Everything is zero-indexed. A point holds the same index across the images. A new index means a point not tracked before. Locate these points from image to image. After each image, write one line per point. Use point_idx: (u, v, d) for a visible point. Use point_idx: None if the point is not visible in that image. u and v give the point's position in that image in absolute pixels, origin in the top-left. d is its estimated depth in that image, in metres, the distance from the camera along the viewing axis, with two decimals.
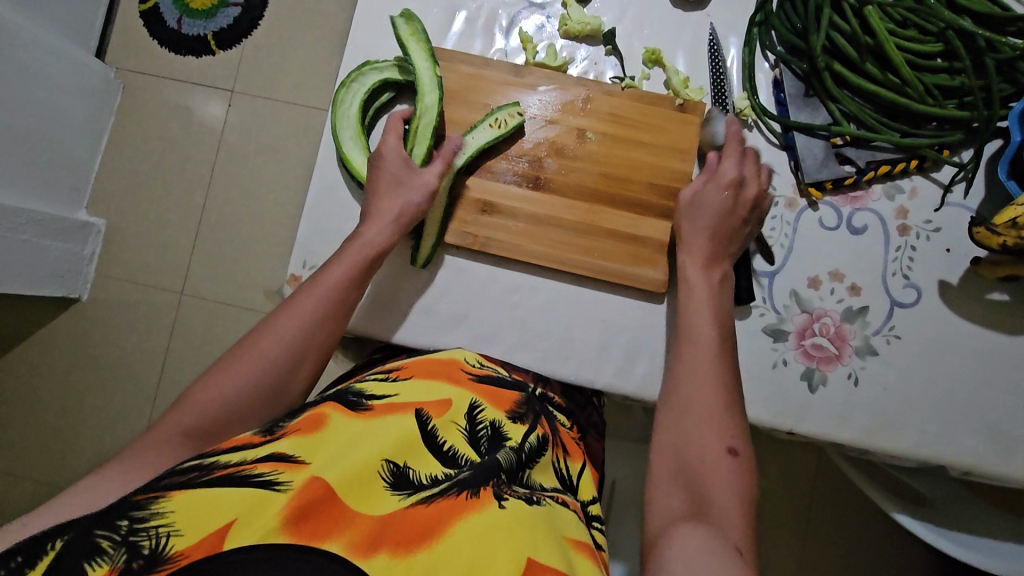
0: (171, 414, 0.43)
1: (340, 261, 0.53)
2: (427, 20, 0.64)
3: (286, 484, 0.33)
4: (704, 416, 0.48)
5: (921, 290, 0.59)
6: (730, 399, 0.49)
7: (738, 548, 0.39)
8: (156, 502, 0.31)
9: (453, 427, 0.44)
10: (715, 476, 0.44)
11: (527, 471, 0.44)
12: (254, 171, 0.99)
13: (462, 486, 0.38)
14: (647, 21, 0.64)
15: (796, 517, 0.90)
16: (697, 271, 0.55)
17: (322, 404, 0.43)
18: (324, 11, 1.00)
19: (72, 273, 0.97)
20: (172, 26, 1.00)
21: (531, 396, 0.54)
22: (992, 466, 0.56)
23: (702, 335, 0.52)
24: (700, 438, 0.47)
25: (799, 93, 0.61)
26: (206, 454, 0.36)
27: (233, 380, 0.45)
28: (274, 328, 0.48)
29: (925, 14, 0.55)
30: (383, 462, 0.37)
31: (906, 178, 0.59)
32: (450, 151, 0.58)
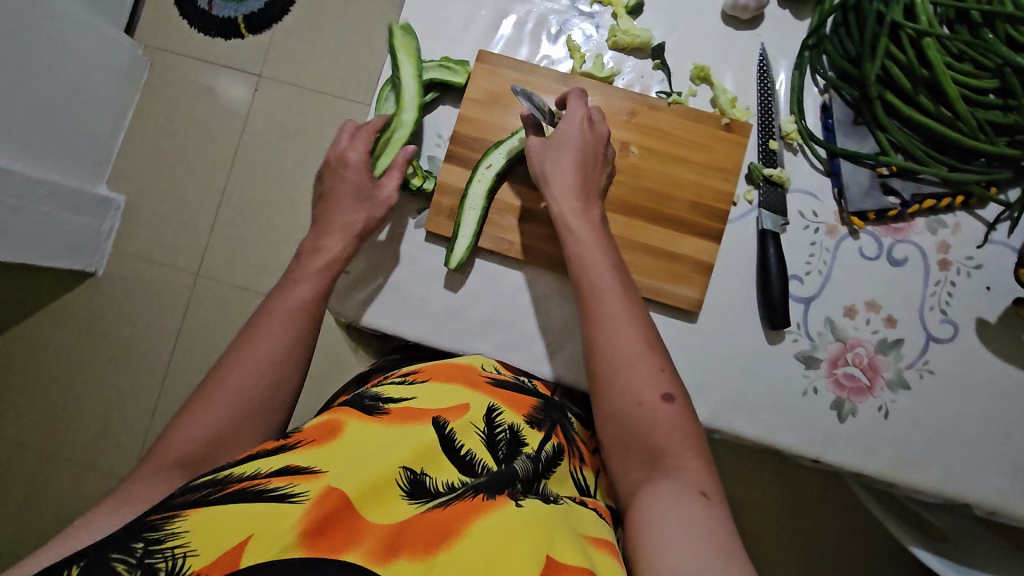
0: (149, 461, 0.43)
1: (307, 280, 0.54)
2: (475, 24, 0.65)
3: (304, 495, 0.35)
4: (638, 369, 0.48)
5: (958, 326, 0.58)
6: (651, 344, 0.50)
7: (705, 492, 0.42)
8: (170, 523, 0.33)
9: (472, 434, 0.45)
10: (663, 423, 0.46)
11: (544, 480, 0.45)
12: (278, 155, 1.03)
13: (479, 489, 0.40)
14: (693, 37, 0.64)
15: (797, 540, 0.90)
16: (580, 219, 0.55)
17: (340, 411, 0.44)
18: (356, 2, 1.03)
19: (90, 247, 1.01)
20: (204, 7, 1.04)
21: (550, 404, 0.55)
22: (1016, 508, 0.55)
23: (603, 291, 0.52)
24: (634, 393, 0.47)
25: (847, 120, 0.60)
26: (219, 469, 0.38)
27: (211, 409, 0.45)
28: (246, 354, 0.48)
29: (983, 49, 0.55)
30: (400, 471, 0.39)
31: (950, 213, 0.59)
32: (399, 159, 0.59)
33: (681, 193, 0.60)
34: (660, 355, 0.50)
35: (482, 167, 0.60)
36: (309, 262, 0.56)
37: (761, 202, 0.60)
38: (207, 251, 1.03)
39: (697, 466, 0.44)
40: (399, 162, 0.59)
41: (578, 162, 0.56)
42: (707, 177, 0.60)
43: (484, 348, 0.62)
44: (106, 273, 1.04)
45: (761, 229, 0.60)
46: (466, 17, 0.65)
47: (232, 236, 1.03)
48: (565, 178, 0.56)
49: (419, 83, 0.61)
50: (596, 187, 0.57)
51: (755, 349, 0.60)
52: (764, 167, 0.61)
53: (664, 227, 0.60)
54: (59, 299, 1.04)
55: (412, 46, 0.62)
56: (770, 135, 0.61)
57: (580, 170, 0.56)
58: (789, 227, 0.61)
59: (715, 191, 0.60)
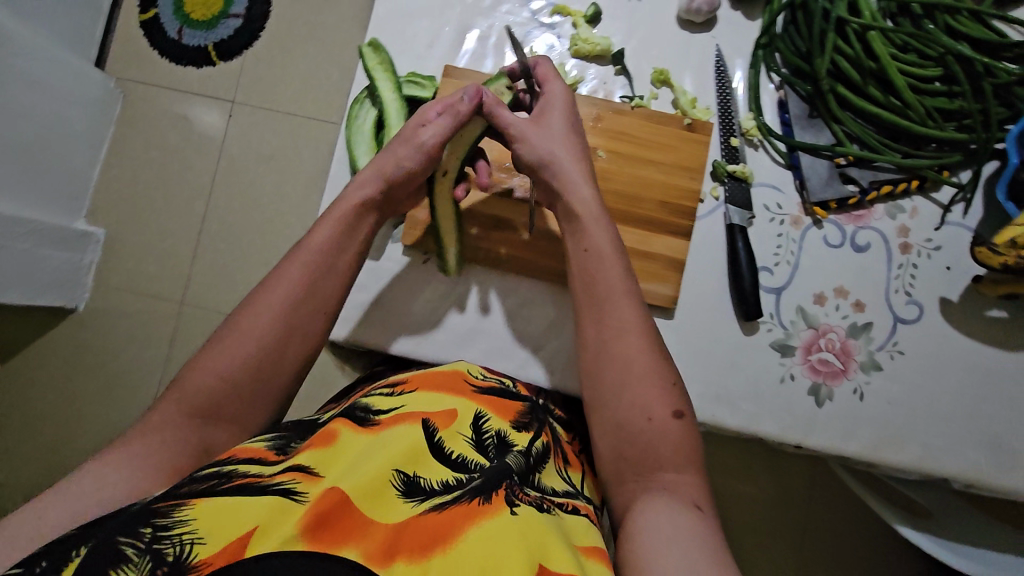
0: (165, 401, 0.45)
1: (319, 233, 0.51)
2: (440, 40, 0.67)
3: (304, 493, 0.35)
4: (649, 382, 0.47)
5: (923, 307, 0.60)
6: (662, 355, 0.49)
7: (700, 506, 0.43)
8: (177, 510, 0.33)
9: (459, 436, 0.45)
10: (670, 440, 0.46)
11: (537, 474, 0.46)
12: (257, 179, 1.03)
13: (473, 493, 0.39)
14: (653, 42, 0.66)
15: (795, 527, 0.91)
16: (592, 214, 0.53)
17: (335, 422, 0.45)
18: (327, 23, 1.04)
19: (70, 282, 1.00)
20: (173, 36, 1.04)
21: (535, 407, 0.55)
22: (994, 479, 0.57)
23: (617, 295, 0.50)
24: (645, 404, 0.47)
25: (804, 114, 0.63)
26: (224, 464, 0.38)
27: (228, 360, 0.45)
28: (261, 302, 0.48)
29: (925, 40, 0.58)
30: (394, 472, 0.39)
31: (906, 199, 0.62)
32: (463, 107, 0.53)
33: (651, 193, 0.62)
34: (670, 367, 0.49)
35: (440, 174, 0.58)
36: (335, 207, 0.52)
37: (727, 198, 0.62)
38: (190, 279, 1.02)
39: (695, 482, 0.45)
40: (463, 111, 0.53)
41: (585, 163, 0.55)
42: (674, 176, 0.62)
43: (468, 356, 0.63)
44: (88, 306, 1.03)
45: (729, 224, 0.61)
46: (431, 34, 0.67)
47: (214, 262, 1.02)
48: (569, 173, 0.54)
49: (401, 101, 0.62)
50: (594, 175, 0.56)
51: (732, 340, 0.61)
52: (727, 164, 0.62)
53: (637, 228, 0.61)
54: (41, 336, 1.03)
55: (389, 66, 0.63)
56: (731, 132, 0.63)
57: (581, 161, 0.55)
58: (755, 220, 0.63)
59: (682, 189, 0.61)
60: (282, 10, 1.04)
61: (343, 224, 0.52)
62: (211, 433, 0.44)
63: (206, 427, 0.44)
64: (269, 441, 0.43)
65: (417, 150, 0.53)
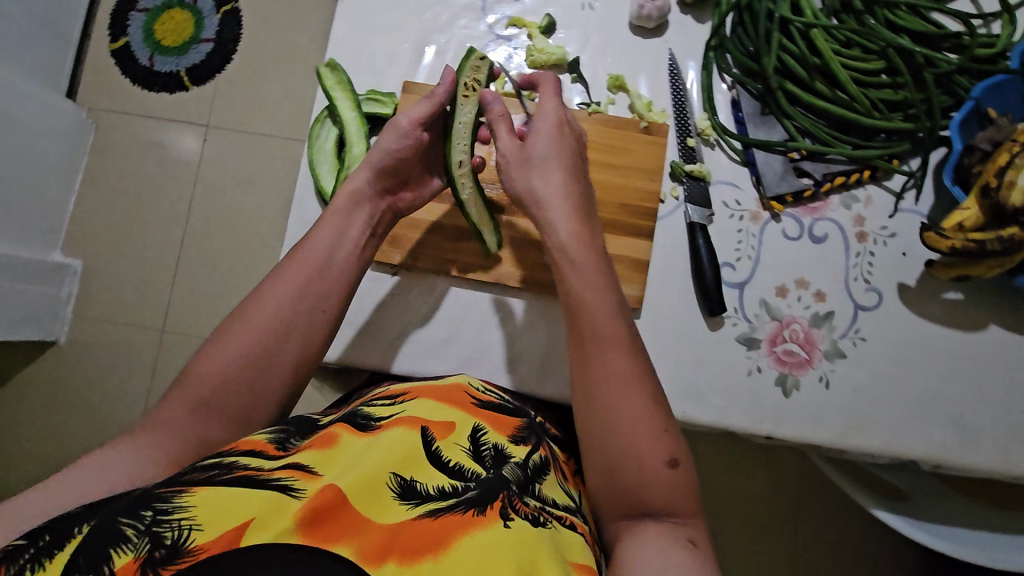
0: (173, 395, 0.45)
1: (325, 226, 0.53)
2: (399, 57, 0.68)
3: (303, 491, 0.35)
4: (639, 433, 0.43)
5: (881, 293, 0.62)
6: (656, 397, 0.45)
7: (695, 545, 0.40)
8: (177, 496, 0.33)
9: (457, 446, 0.44)
10: (662, 492, 0.42)
11: (536, 485, 0.44)
12: (234, 202, 1.03)
13: (469, 503, 0.38)
14: (609, 50, 0.67)
15: (786, 518, 0.92)
16: (578, 249, 0.49)
17: (336, 425, 0.44)
18: (296, 44, 1.05)
19: (49, 315, 1.00)
20: (144, 64, 1.03)
21: (533, 423, 0.53)
22: (960, 458, 0.58)
23: (604, 338, 0.46)
24: (634, 456, 0.42)
25: (756, 111, 0.64)
26: (224, 454, 0.37)
27: (231, 352, 0.46)
28: (263, 296, 0.49)
29: (867, 35, 0.60)
30: (390, 475, 0.38)
31: (861, 188, 0.63)
32: (439, 92, 0.58)
33: (612, 197, 0.63)
34: (664, 407, 0.45)
35: (455, 167, 0.60)
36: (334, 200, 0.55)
37: (686, 198, 0.63)
38: (170, 305, 1.02)
39: (693, 525, 0.42)
40: (441, 95, 0.58)
41: (579, 190, 0.53)
42: (633, 178, 0.63)
43: (441, 366, 0.63)
44: (68, 338, 1.02)
45: (690, 222, 0.63)
46: (390, 51, 0.68)
47: (194, 287, 1.02)
48: (558, 204, 0.51)
49: (362, 120, 0.64)
50: (590, 203, 0.53)
51: (699, 336, 0.62)
52: (684, 163, 0.64)
53: (600, 231, 0.63)
54: (23, 370, 1.02)
55: (348, 86, 0.64)
56: (687, 133, 0.64)
57: (572, 188, 0.52)
58: (715, 217, 0.64)
59: (642, 191, 0.63)
60: (252, 33, 1.05)
61: (342, 223, 0.54)
62: (212, 425, 0.44)
63: (207, 419, 0.44)
64: (270, 433, 0.41)
65: (400, 137, 0.56)
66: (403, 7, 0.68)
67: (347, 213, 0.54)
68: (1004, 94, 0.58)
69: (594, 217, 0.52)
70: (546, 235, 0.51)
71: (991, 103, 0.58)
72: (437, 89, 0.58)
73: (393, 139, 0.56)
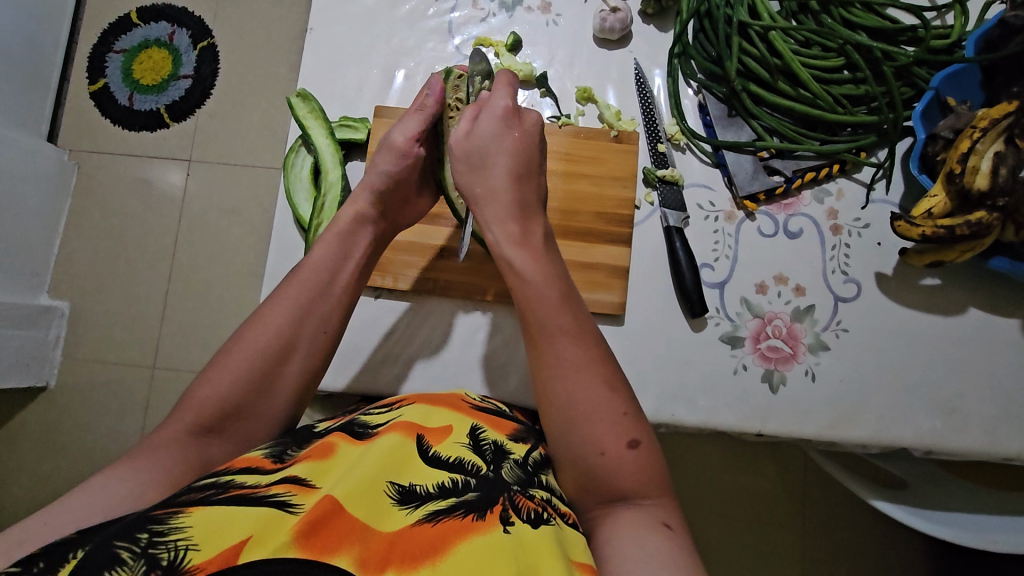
0: (170, 420, 0.43)
1: (325, 241, 0.52)
2: (370, 82, 0.69)
3: (300, 506, 0.34)
4: (597, 420, 0.42)
5: (860, 284, 0.62)
6: (612, 381, 0.44)
7: (669, 523, 0.40)
8: (173, 517, 0.32)
9: (455, 444, 0.44)
10: (626, 476, 0.41)
11: (540, 477, 0.44)
12: (220, 234, 1.03)
13: (469, 508, 0.37)
14: (576, 63, 0.69)
15: (794, 516, 0.91)
16: (515, 249, 0.49)
17: (332, 435, 0.44)
18: (275, 75, 1.06)
19: (38, 360, 0.99)
20: (124, 103, 1.04)
21: (533, 428, 0.52)
22: (951, 443, 0.58)
23: (552, 329, 0.45)
24: (594, 443, 0.42)
25: (723, 114, 0.65)
26: (222, 473, 0.37)
27: (229, 376, 0.44)
28: (262, 318, 0.47)
29: (825, 34, 0.62)
30: (388, 483, 0.38)
31: (831, 182, 0.64)
32: (429, 101, 0.56)
33: (587, 207, 0.63)
34: (624, 388, 0.44)
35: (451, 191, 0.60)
36: (332, 224, 0.54)
37: (661, 202, 0.64)
38: (159, 343, 1.01)
39: (664, 502, 0.42)
40: (431, 105, 0.56)
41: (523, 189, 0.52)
42: (607, 187, 0.64)
43: (430, 385, 0.63)
44: (59, 381, 1.01)
45: (667, 226, 0.63)
46: (360, 78, 0.69)
47: (183, 322, 1.02)
48: (499, 205, 0.51)
49: (336, 148, 0.64)
50: (535, 195, 0.53)
51: (683, 338, 0.62)
52: (657, 169, 0.65)
53: (579, 241, 0.63)
54: (14, 417, 1.01)
55: (321, 114, 0.65)
56: (657, 138, 0.65)
57: (514, 185, 0.52)
58: (690, 220, 0.65)
59: (617, 199, 0.63)
60: (230, 67, 1.06)
61: (340, 240, 0.53)
62: (213, 449, 0.43)
63: (208, 444, 0.43)
64: (267, 448, 0.41)
65: (399, 158, 0.55)
66: (371, 34, 0.70)
67: (349, 233, 0.53)
68: (961, 82, 0.59)
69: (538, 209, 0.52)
70: (490, 236, 0.51)
71: (949, 92, 0.59)
72: (428, 100, 0.56)
73: (391, 161, 0.55)
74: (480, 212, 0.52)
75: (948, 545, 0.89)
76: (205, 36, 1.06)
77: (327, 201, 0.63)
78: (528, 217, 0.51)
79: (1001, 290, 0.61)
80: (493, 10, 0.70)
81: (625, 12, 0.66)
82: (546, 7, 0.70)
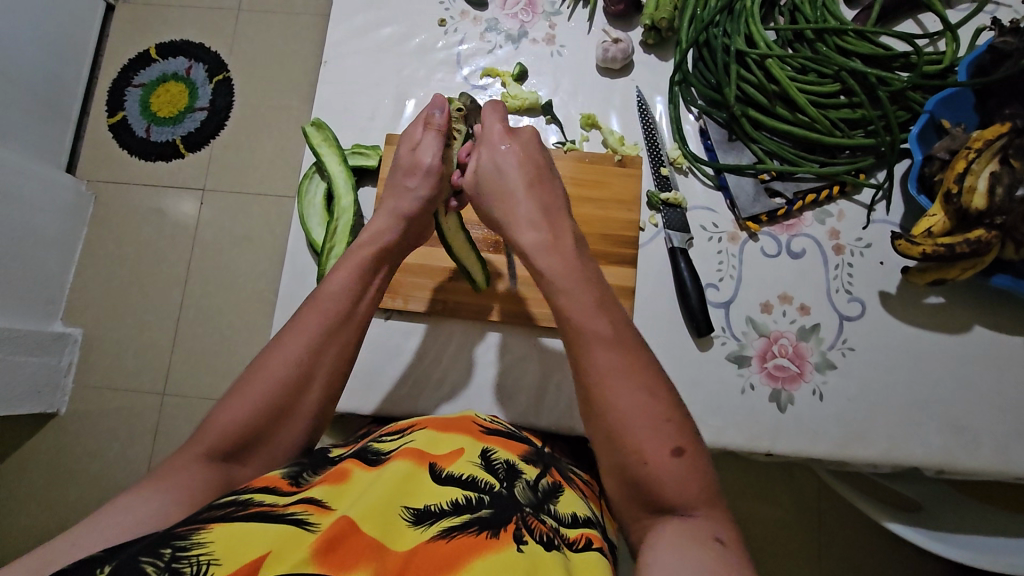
0: (190, 445, 0.44)
1: (343, 267, 0.51)
2: (382, 111, 0.72)
3: (317, 524, 0.35)
4: (640, 426, 0.40)
5: (864, 303, 0.63)
6: (657, 385, 0.42)
7: (720, 537, 0.37)
8: (195, 533, 0.32)
9: (468, 463, 0.44)
10: (673, 484, 0.39)
11: (551, 506, 0.44)
12: (231, 261, 1.05)
13: (483, 525, 0.37)
14: (579, 91, 0.71)
15: (807, 541, 0.90)
16: (545, 255, 0.47)
17: (346, 463, 0.44)
18: (288, 105, 1.10)
19: (50, 387, 1.00)
20: (142, 135, 1.08)
21: (541, 451, 0.53)
22: (962, 462, 0.58)
23: (590, 333, 0.43)
24: (636, 450, 0.40)
25: (724, 138, 0.67)
26: (241, 492, 0.38)
27: (250, 405, 0.44)
28: (282, 347, 0.47)
29: (821, 62, 0.64)
30: (403, 507, 0.38)
31: (832, 204, 0.66)
32: (438, 121, 0.56)
33: (594, 229, 0.65)
34: (669, 394, 0.42)
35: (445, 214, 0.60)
36: (354, 248, 0.53)
37: (665, 224, 0.65)
38: (170, 369, 1.03)
39: (714, 513, 0.39)
40: (441, 123, 0.56)
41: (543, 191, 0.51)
42: (612, 210, 0.66)
43: (439, 405, 0.64)
44: (70, 408, 1.02)
45: (671, 248, 0.64)
46: (373, 107, 0.72)
47: (194, 348, 1.03)
48: (517, 210, 0.50)
49: (348, 173, 0.67)
50: (556, 202, 0.51)
51: (689, 358, 0.63)
52: (660, 192, 0.66)
53: None
54: (25, 445, 1.02)
55: (334, 142, 0.68)
56: (660, 162, 0.67)
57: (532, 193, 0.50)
58: (694, 241, 0.66)
59: (621, 221, 0.65)
60: (245, 99, 1.10)
61: (357, 272, 0.52)
62: (235, 474, 0.44)
63: (230, 468, 0.44)
64: (286, 469, 0.42)
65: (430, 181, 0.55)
66: (383, 66, 0.73)
67: (370, 267, 0.53)
68: (954, 104, 0.61)
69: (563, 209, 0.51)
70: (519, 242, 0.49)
71: (944, 114, 0.61)
72: (438, 119, 0.56)
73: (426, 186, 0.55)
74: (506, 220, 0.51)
75: (966, 571, 0.87)
76: (221, 70, 1.10)
77: (341, 225, 0.65)
78: (551, 218, 0.49)
79: (1005, 308, 0.62)
80: (499, 42, 0.73)
81: (626, 43, 0.69)
82: (550, 39, 0.73)
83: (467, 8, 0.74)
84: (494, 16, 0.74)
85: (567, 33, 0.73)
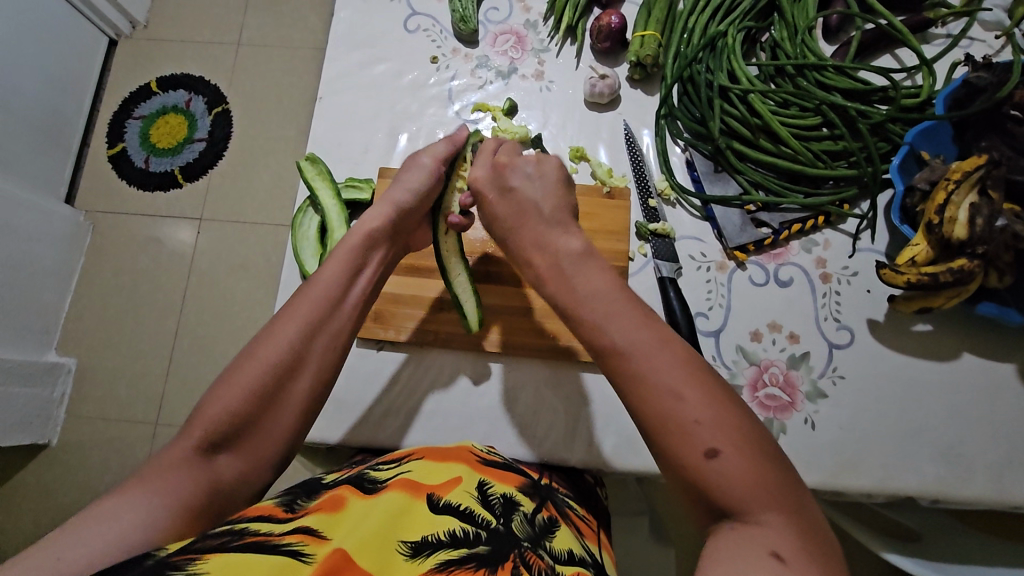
0: (184, 432, 0.43)
1: (336, 258, 0.52)
2: (374, 145, 0.73)
3: (312, 555, 0.34)
4: (670, 430, 0.36)
5: (853, 331, 0.64)
6: (686, 383, 0.37)
7: (779, 551, 0.31)
8: (191, 563, 0.31)
9: (465, 493, 0.44)
10: (718, 488, 0.34)
11: (546, 540, 0.43)
12: (227, 290, 1.06)
13: (480, 562, 0.37)
14: (568, 126, 0.73)
15: None
16: (580, 267, 0.45)
17: (340, 488, 0.43)
18: (286, 136, 1.12)
19: (41, 418, 0.99)
20: (141, 165, 1.09)
21: (537, 485, 0.53)
22: (956, 491, 0.58)
23: (608, 344, 0.40)
24: (672, 457, 0.36)
25: (710, 170, 0.69)
26: (236, 521, 0.36)
27: (240, 391, 0.44)
28: (274, 335, 0.47)
29: (802, 96, 0.66)
30: (400, 540, 0.38)
31: (818, 233, 0.67)
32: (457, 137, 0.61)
33: None
34: (705, 390, 0.37)
35: (442, 234, 0.62)
36: (345, 239, 0.54)
37: (654, 254, 0.67)
38: (162, 399, 1.02)
39: (778, 519, 0.33)
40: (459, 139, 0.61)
41: (528, 224, 0.50)
42: (601, 241, 0.67)
43: (430, 436, 0.64)
44: (62, 440, 1.01)
45: (660, 278, 0.65)
46: (366, 141, 0.73)
47: (187, 378, 1.02)
48: (526, 237, 0.49)
49: (342, 207, 0.68)
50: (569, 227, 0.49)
51: None
52: (649, 223, 0.67)
53: None
54: (13, 478, 1.00)
55: (329, 176, 0.69)
56: (648, 194, 0.68)
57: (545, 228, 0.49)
58: (683, 271, 0.67)
59: (610, 251, 0.66)
60: (243, 130, 1.12)
61: (350, 257, 0.53)
62: (222, 466, 0.43)
63: (215, 463, 0.43)
64: (278, 498, 0.40)
65: (426, 176, 0.58)
66: (376, 101, 0.75)
67: (362, 249, 0.53)
68: (934, 138, 0.62)
69: (555, 232, 0.48)
70: (527, 274, 0.49)
71: (924, 146, 0.62)
72: (459, 135, 0.62)
73: (417, 178, 0.58)
74: (513, 252, 0.51)
75: None
76: (220, 102, 1.13)
77: None
78: (550, 246, 0.47)
79: (991, 335, 0.62)
80: (489, 78, 0.75)
81: (612, 79, 0.71)
82: (539, 74, 0.75)
83: (458, 45, 0.77)
84: (485, 52, 0.76)
85: (556, 69, 0.75)
